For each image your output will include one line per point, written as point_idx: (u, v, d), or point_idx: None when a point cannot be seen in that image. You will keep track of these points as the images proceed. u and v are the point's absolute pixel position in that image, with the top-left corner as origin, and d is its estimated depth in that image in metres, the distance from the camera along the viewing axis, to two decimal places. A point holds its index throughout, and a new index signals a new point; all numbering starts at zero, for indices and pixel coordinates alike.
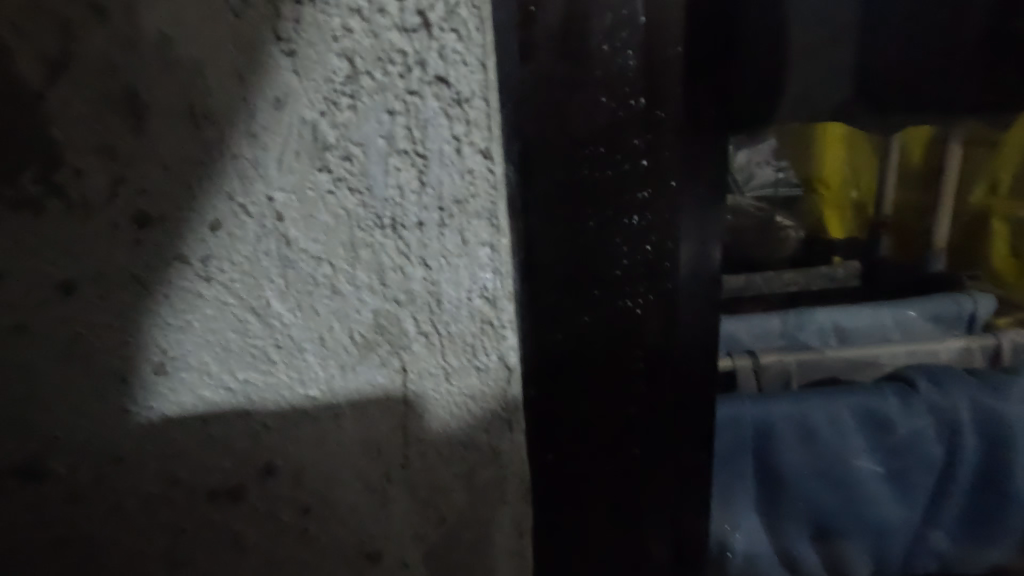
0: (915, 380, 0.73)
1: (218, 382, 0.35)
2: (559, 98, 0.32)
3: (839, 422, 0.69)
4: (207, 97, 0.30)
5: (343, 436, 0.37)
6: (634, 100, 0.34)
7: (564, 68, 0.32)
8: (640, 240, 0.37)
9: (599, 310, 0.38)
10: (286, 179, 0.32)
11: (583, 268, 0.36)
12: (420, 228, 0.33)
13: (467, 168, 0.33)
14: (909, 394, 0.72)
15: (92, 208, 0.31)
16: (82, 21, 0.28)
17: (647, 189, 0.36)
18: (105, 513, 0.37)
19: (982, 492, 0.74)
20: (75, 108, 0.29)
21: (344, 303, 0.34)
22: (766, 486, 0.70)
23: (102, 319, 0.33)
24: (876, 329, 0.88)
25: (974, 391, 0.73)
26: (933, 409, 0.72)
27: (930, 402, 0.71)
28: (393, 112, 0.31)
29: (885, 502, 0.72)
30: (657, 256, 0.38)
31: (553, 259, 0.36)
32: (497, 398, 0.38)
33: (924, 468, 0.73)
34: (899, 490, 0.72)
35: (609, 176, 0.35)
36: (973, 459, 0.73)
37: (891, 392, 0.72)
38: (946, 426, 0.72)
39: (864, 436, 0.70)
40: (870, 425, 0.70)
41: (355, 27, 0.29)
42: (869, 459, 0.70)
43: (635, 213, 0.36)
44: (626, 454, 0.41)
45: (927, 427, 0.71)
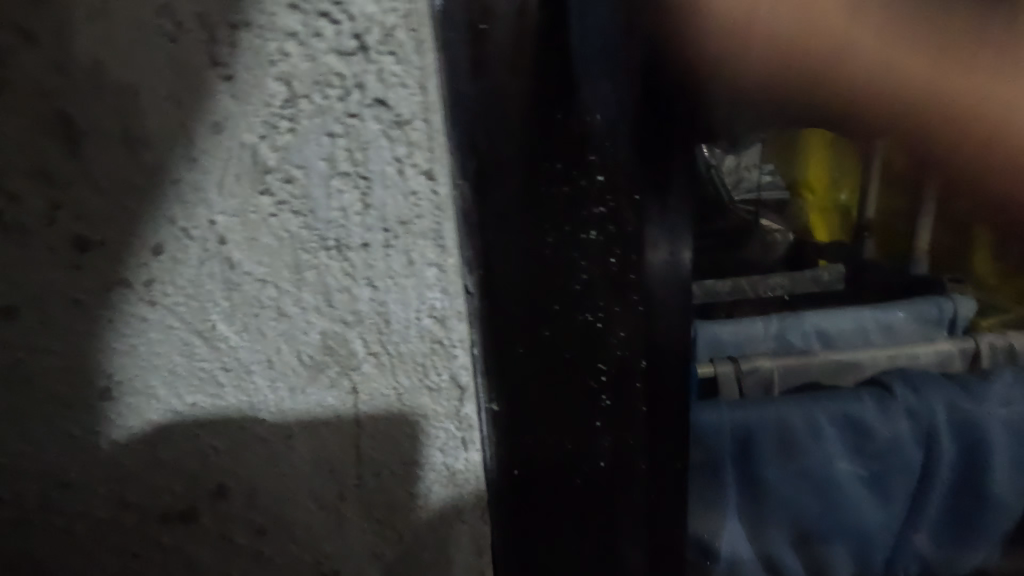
0: (892, 385, 0.73)
1: (165, 406, 0.35)
2: (506, 114, 0.32)
3: (817, 425, 0.69)
4: (143, 123, 0.30)
5: (296, 457, 0.37)
6: (588, 115, 0.33)
7: (514, 82, 0.32)
8: (602, 253, 0.36)
9: (558, 329, 0.37)
10: (227, 203, 0.32)
11: (540, 284, 0.36)
12: (365, 249, 0.33)
13: (410, 189, 0.32)
14: (886, 398, 0.72)
15: (28, 234, 0.31)
16: (12, 46, 0.28)
17: (602, 204, 0.35)
18: (55, 538, 0.37)
19: (957, 493, 0.74)
20: (9, 133, 0.29)
21: (292, 325, 0.34)
22: (747, 490, 0.70)
23: (44, 345, 0.32)
24: (857, 329, 0.88)
25: (950, 394, 0.73)
26: (910, 414, 0.71)
27: (906, 406, 0.71)
28: (334, 135, 0.31)
29: (863, 504, 0.72)
30: (617, 270, 0.36)
31: (503, 275, 0.35)
32: (451, 417, 0.38)
33: (902, 473, 0.72)
34: (877, 492, 0.72)
35: (562, 193, 0.34)
36: (950, 461, 0.72)
37: (867, 397, 0.72)
38: (922, 430, 0.72)
39: (841, 439, 0.70)
40: (847, 428, 0.70)
41: (292, 51, 0.30)
42: (846, 461, 0.70)
43: (595, 227, 0.35)
44: (588, 467, 0.40)
45: (904, 431, 0.71)
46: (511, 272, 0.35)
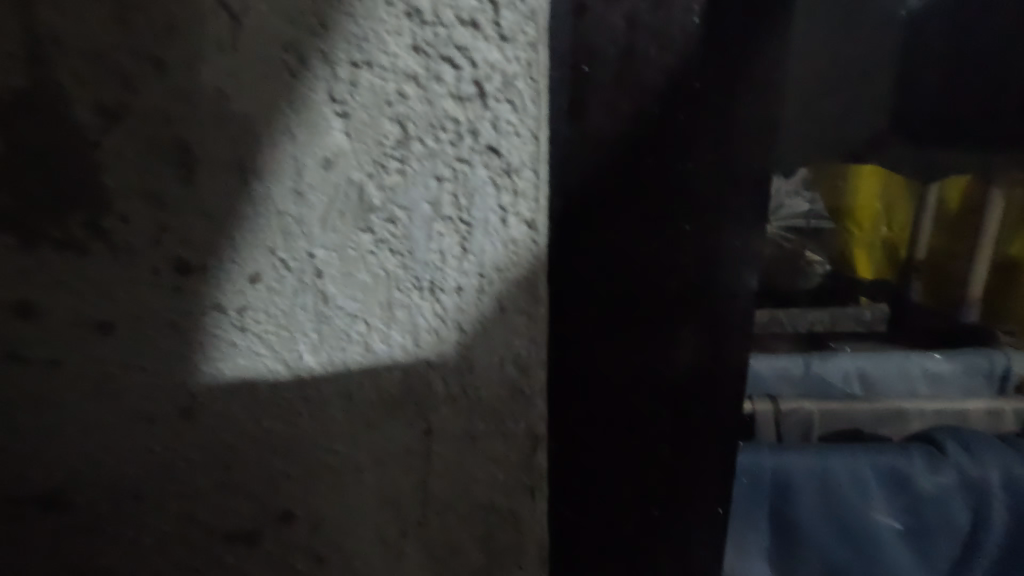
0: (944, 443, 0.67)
1: (243, 429, 0.35)
2: (604, 162, 0.32)
3: (861, 481, 0.65)
4: (257, 153, 0.30)
5: (364, 489, 0.37)
6: (682, 164, 0.32)
7: (619, 130, 0.31)
8: (676, 299, 0.35)
9: (631, 380, 0.36)
10: (328, 237, 0.31)
11: (614, 329, 0.35)
12: (458, 292, 0.33)
13: (510, 237, 0.32)
14: (937, 457, 0.66)
15: (133, 254, 0.31)
16: (141, 73, 0.28)
17: (689, 257, 0.34)
18: (121, 548, 0.37)
19: (1007, 564, 0.69)
20: (127, 156, 0.29)
21: (376, 361, 0.34)
22: (778, 537, 0.66)
23: (136, 362, 0.33)
24: (901, 376, 0.82)
25: (1008, 460, 0.67)
26: (962, 476, 0.66)
27: (959, 469, 0.66)
28: (441, 178, 0.31)
29: (904, 565, 0.67)
30: (692, 317, 0.35)
31: (582, 319, 0.34)
32: (521, 464, 0.37)
33: (947, 536, 0.67)
34: (919, 553, 0.68)
35: (650, 240, 0.33)
36: (1002, 532, 0.67)
37: (917, 453, 0.67)
38: (975, 495, 0.66)
39: (886, 497, 0.65)
40: (893, 486, 0.65)
41: (410, 93, 0.29)
42: (888, 519, 0.66)
43: (674, 275, 0.34)
44: (643, 515, 0.39)
45: (954, 494, 0.66)
46: (592, 320, 0.35)
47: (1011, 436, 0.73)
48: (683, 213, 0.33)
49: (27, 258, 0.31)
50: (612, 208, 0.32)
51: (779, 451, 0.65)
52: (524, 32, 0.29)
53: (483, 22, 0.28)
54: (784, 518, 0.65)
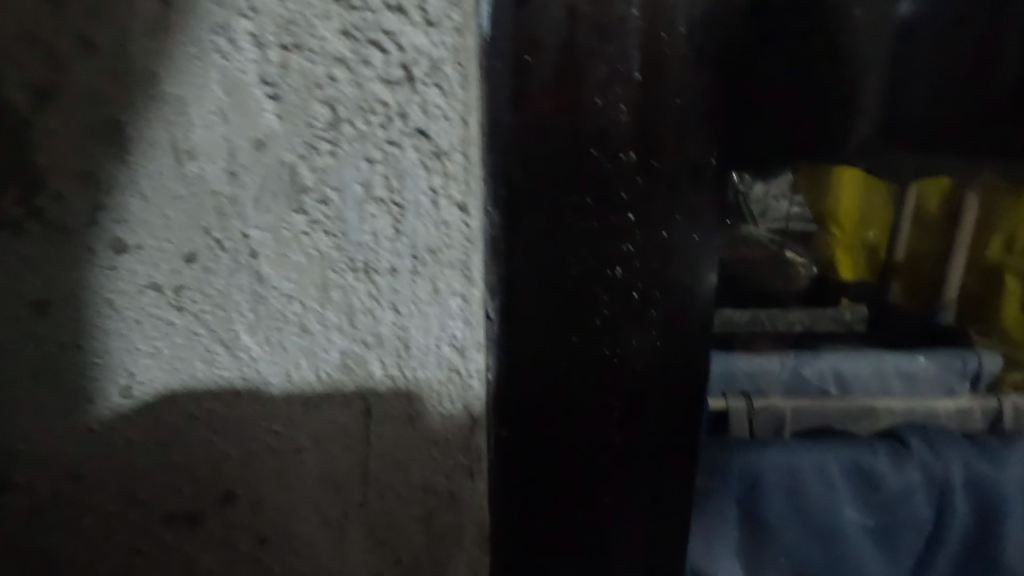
0: (907, 436, 0.66)
1: (183, 408, 0.35)
2: (545, 150, 0.32)
3: (827, 475, 0.63)
4: (190, 134, 0.30)
5: (304, 470, 0.37)
6: (623, 153, 0.33)
7: (556, 117, 0.32)
8: (623, 287, 0.36)
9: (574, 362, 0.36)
10: (262, 218, 0.32)
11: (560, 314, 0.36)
12: (392, 274, 0.33)
13: (442, 219, 0.33)
14: (902, 452, 0.65)
15: (69, 233, 0.31)
16: (73, 54, 0.29)
17: (629, 242, 0.35)
18: (64, 527, 0.37)
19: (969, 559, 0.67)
20: (60, 135, 0.30)
21: (313, 341, 0.34)
22: (749, 536, 0.64)
23: (74, 340, 0.33)
24: (873, 374, 0.76)
25: (969, 455, 0.65)
26: (925, 471, 0.64)
27: (922, 463, 0.64)
28: (372, 160, 0.31)
29: (867, 560, 0.65)
30: (640, 303, 0.36)
31: (525, 303, 0.35)
32: (461, 446, 0.37)
33: (910, 532, 0.66)
34: (883, 549, 0.66)
35: (595, 228, 0.34)
36: (962, 526, 0.66)
37: (882, 449, 0.65)
38: (936, 489, 0.65)
39: (851, 492, 0.64)
40: (858, 480, 0.64)
41: (339, 76, 0.30)
42: (854, 515, 0.64)
43: (618, 263, 0.35)
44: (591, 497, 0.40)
45: (917, 488, 0.65)
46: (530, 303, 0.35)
47: (972, 431, 0.72)
48: (626, 201, 0.34)
49: None
50: (547, 190, 0.33)
51: (748, 445, 0.62)
52: (450, 18, 0.29)
53: (410, 7, 0.29)
54: (754, 516, 0.63)
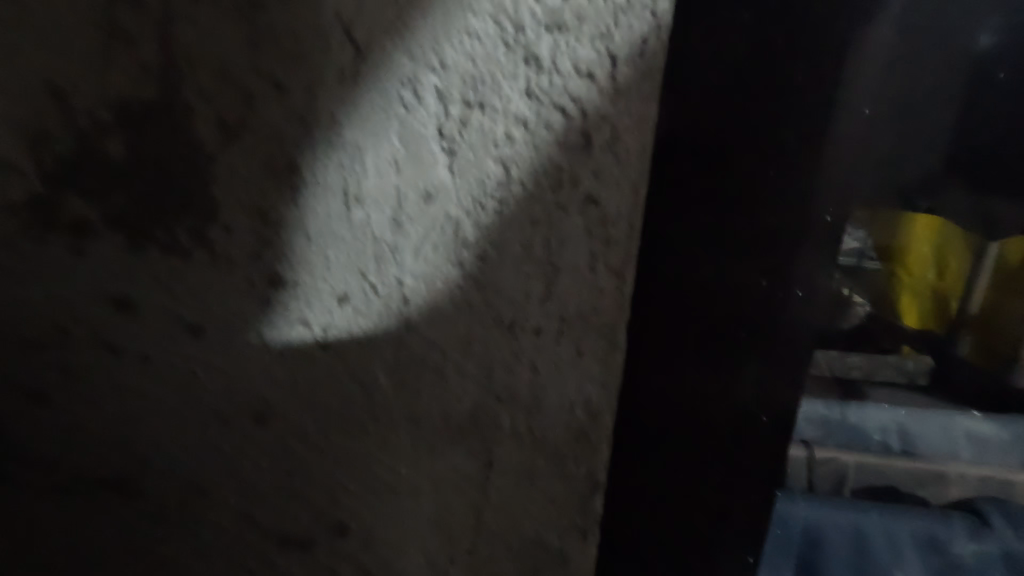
0: (989, 512, 0.64)
1: (312, 439, 0.36)
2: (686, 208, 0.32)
3: (895, 537, 0.63)
4: (362, 182, 0.31)
5: (418, 511, 0.37)
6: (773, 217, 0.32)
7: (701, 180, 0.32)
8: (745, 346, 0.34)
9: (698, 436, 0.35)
10: (418, 267, 0.32)
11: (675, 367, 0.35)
12: (537, 333, 0.33)
13: (597, 285, 0.32)
14: (986, 531, 0.63)
15: (233, 264, 0.32)
16: (264, 95, 0.29)
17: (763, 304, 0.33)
18: (183, 537, 0.38)
19: None
20: (239, 171, 0.30)
21: (448, 390, 0.34)
22: None
23: (221, 364, 0.34)
24: (943, 437, 0.71)
25: None
26: (1009, 551, 0.62)
27: (1007, 545, 0.62)
28: (536, 221, 0.31)
29: None
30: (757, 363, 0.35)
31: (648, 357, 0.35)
32: (576, 507, 0.37)
33: None
34: None
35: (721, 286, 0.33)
36: None
37: (959, 521, 0.64)
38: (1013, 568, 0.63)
39: (922, 562, 0.63)
40: (928, 551, 0.63)
41: (517, 137, 0.29)
42: None
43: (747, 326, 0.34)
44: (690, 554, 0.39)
45: (994, 567, 0.63)
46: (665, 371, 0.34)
47: None
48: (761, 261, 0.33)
49: (135, 257, 0.32)
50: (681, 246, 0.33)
51: (813, 500, 0.63)
52: (639, 87, 0.29)
53: (600, 74, 0.28)
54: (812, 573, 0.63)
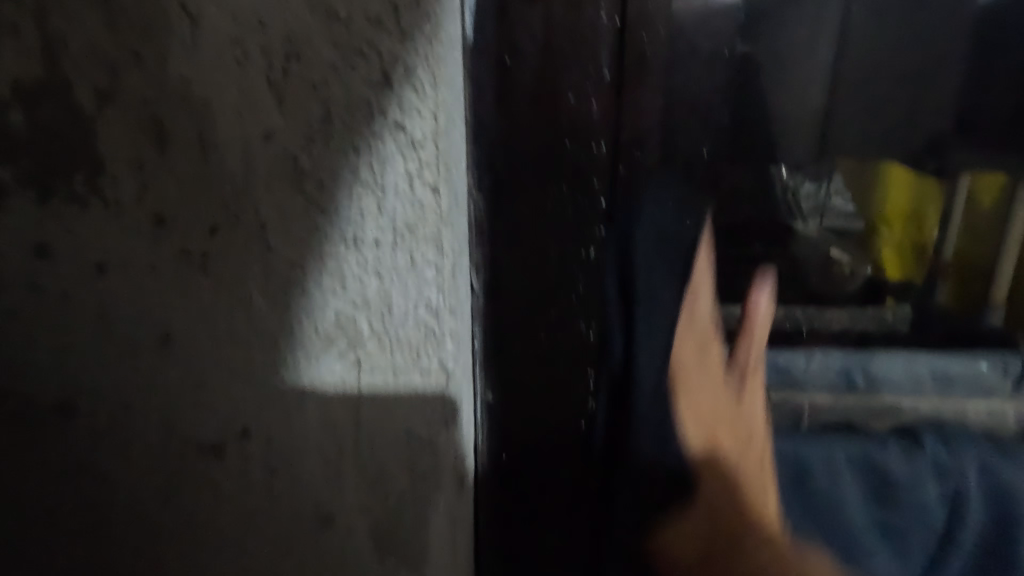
0: (923, 437, 0.73)
1: (208, 355, 0.43)
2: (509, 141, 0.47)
3: (834, 465, 0.72)
4: (213, 129, 0.37)
5: (308, 412, 0.44)
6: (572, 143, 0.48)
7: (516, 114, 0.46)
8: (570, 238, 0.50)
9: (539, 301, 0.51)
10: (269, 197, 0.39)
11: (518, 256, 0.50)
12: (376, 246, 0.40)
13: (417, 199, 0.38)
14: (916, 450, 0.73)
15: (121, 209, 0.39)
16: (125, 64, 0.36)
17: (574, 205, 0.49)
18: (115, 451, 0.45)
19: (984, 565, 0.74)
20: (115, 128, 0.37)
21: (311, 302, 0.41)
22: None
23: (123, 295, 0.41)
24: (914, 377, 0.77)
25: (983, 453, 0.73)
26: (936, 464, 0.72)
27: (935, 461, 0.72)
28: (358, 149, 0.37)
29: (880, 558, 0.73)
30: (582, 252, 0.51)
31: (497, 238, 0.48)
32: (437, 396, 0.44)
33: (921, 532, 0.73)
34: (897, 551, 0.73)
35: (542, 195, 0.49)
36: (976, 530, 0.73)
37: (893, 445, 0.73)
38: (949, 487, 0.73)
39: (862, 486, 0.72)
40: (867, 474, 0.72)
41: (331, 79, 0.36)
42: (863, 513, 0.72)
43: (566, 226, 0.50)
44: None
45: (931, 486, 0.73)
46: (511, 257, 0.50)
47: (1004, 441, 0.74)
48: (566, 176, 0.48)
49: (42, 210, 0.39)
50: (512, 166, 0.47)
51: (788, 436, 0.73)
52: (422, 30, 0.35)
53: (387, 21, 0.35)
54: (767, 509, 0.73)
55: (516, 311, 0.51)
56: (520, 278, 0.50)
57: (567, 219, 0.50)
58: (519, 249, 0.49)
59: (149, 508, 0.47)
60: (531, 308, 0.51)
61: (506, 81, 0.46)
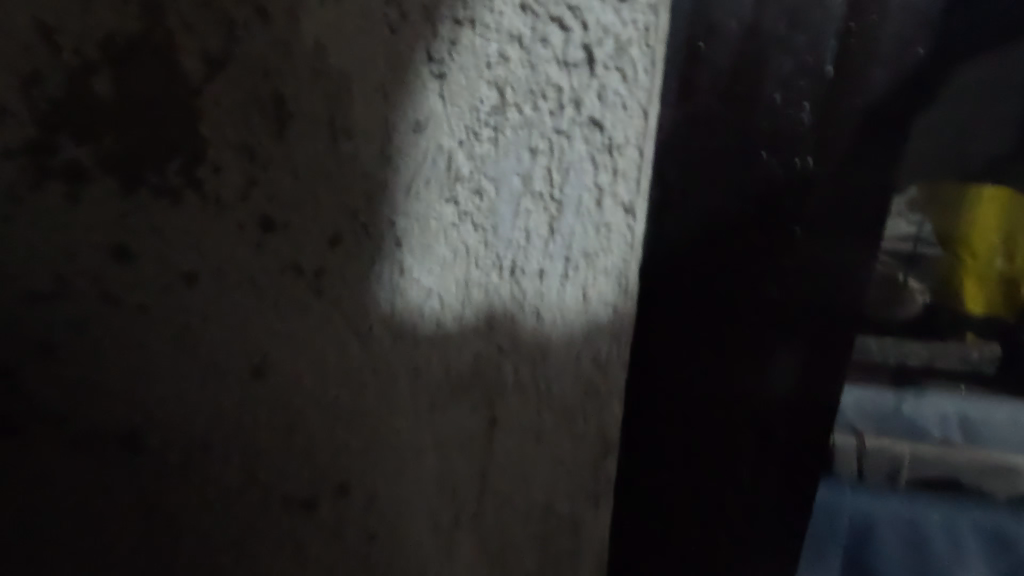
0: None
1: (312, 396, 0.34)
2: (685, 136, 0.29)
3: (947, 529, 0.56)
4: (349, 113, 0.29)
5: (423, 473, 0.35)
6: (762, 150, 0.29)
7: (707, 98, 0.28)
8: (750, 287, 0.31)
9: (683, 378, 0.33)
10: (411, 205, 0.30)
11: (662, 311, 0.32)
12: (540, 275, 0.30)
13: (604, 221, 0.29)
14: None
15: (222, 208, 0.31)
16: (246, 22, 0.28)
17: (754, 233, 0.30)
18: (185, 495, 0.38)
19: None
20: (224, 106, 0.29)
21: (448, 340, 0.32)
22: None
23: (212, 312, 0.33)
24: None
25: None
26: None
27: None
28: (536, 150, 0.28)
29: None
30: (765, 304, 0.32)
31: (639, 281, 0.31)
32: (589, 468, 0.34)
33: None
34: None
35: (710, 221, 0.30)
36: None
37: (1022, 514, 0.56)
38: None
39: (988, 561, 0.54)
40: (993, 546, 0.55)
41: (512, 55, 0.27)
42: None
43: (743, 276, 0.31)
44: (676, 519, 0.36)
45: None
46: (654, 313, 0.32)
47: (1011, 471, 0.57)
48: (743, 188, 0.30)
49: (126, 202, 0.31)
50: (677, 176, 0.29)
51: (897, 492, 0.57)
52: None
53: None
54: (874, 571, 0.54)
55: (658, 407, 0.33)
56: (676, 361, 0.32)
57: (740, 274, 0.31)
58: (681, 319, 0.32)
59: (219, 565, 0.39)
60: (685, 409, 0.33)
61: (695, 67, 0.28)
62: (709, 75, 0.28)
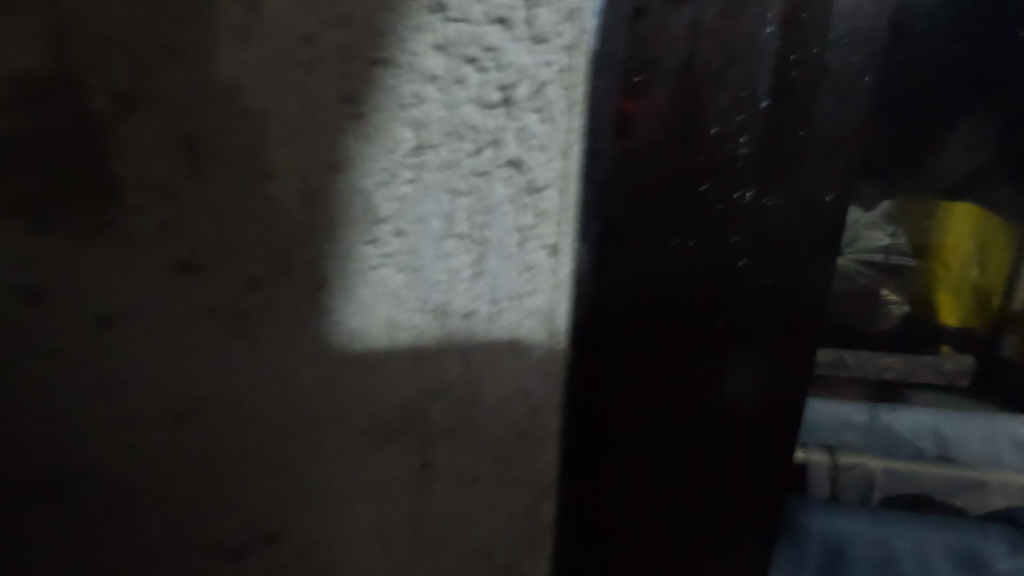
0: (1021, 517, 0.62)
1: (239, 446, 0.33)
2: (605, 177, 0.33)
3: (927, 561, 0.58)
4: (268, 156, 0.27)
5: (355, 515, 0.34)
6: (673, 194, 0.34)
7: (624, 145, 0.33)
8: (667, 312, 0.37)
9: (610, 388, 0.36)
10: (332, 246, 0.29)
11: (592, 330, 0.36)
12: (467, 311, 0.31)
13: (527, 256, 0.32)
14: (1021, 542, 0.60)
15: (129, 256, 0.28)
16: (150, 59, 0.25)
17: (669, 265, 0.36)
18: (88, 572, 0.33)
19: None
20: (128, 150, 0.26)
21: (377, 381, 0.32)
22: None
23: (119, 367, 0.30)
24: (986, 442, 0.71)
25: None
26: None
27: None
28: (457, 190, 0.29)
29: None
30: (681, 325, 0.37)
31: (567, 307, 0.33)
32: None
33: None
34: None
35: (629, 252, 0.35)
36: None
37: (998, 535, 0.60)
38: None
39: None
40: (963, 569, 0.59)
41: (428, 97, 0.28)
42: None
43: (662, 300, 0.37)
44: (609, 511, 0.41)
45: None
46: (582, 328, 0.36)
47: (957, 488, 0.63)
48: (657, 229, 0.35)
49: (3, 251, 0.27)
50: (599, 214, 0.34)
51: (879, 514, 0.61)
52: (559, 49, 0.29)
53: (515, 26, 0.28)
54: None
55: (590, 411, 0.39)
56: (602, 370, 0.38)
57: (657, 301, 0.37)
58: None
59: None
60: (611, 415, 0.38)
61: (613, 117, 0.32)
62: (636, 130, 0.33)
